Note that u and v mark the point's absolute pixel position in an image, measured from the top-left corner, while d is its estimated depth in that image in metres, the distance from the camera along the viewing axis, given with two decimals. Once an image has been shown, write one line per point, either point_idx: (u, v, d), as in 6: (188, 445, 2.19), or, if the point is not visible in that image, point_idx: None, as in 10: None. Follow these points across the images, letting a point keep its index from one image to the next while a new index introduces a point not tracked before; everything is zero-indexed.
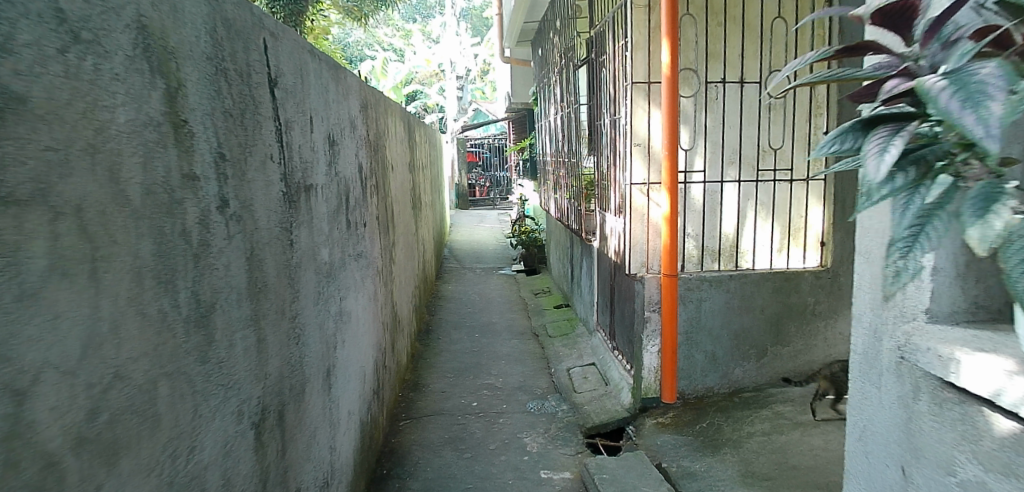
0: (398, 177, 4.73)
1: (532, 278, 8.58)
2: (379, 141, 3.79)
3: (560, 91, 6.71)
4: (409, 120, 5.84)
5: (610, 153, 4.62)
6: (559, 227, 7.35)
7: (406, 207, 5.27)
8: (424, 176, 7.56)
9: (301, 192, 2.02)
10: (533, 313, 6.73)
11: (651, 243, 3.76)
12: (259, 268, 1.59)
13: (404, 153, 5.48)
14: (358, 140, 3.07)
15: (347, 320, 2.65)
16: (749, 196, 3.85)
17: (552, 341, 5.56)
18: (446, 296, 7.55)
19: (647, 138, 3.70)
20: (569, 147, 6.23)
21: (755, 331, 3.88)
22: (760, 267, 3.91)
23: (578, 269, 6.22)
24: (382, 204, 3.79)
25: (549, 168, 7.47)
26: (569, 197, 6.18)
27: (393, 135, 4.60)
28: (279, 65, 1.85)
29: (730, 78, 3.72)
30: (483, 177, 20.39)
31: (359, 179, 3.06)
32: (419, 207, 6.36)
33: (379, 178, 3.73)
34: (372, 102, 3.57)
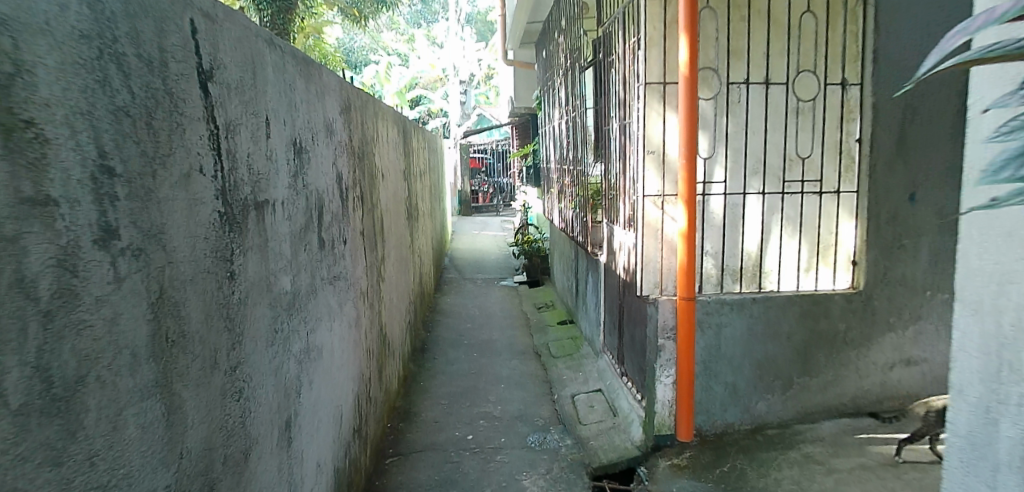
0: (390, 186, 4.37)
1: (535, 290, 8.20)
2: (365, 147, 3.43)
3: (565, 95, 6.35)
4: (404, 124, 5.50)
5: (619, 161, 4.25)
6: (564, 239, 6.98)
7: (399, 218, 4.91)
8: (422, 184, 7.21)
9: (250, 211, 1.66)
10: (536, 330, 6.36)
11: (665, 262, 3.38)
12: (175, 314, 1.23)
13: (399, 159, 5.13)
14: (336, 146, 2.72)
15: (318, 356, 2.29)
16: (774, 210, 3.48)
17: (555, 363, 5.18)
18: (444, 309, 7.18)
19: (662, 144, 3.33)
20: (575, 154, 5.87)
21: (781, 360, 3.50)
22: (785, 289, 3.53)
23: (583, 284, 5.84)
24: (368, 217, 3.43)
25: (553, 176, 7.11)
26: (574, 207, 5.82)
27: (385, 140, 4.24)
28: (217, 55, 1.50)
29: (754, 78, 3.36)
30: (487, 183, 20.03)
31: (337, 191, 2.70)
32: (414, 217, 6.00)
33: (365, 187, 3.36)
34: (357, 105, 3.22)
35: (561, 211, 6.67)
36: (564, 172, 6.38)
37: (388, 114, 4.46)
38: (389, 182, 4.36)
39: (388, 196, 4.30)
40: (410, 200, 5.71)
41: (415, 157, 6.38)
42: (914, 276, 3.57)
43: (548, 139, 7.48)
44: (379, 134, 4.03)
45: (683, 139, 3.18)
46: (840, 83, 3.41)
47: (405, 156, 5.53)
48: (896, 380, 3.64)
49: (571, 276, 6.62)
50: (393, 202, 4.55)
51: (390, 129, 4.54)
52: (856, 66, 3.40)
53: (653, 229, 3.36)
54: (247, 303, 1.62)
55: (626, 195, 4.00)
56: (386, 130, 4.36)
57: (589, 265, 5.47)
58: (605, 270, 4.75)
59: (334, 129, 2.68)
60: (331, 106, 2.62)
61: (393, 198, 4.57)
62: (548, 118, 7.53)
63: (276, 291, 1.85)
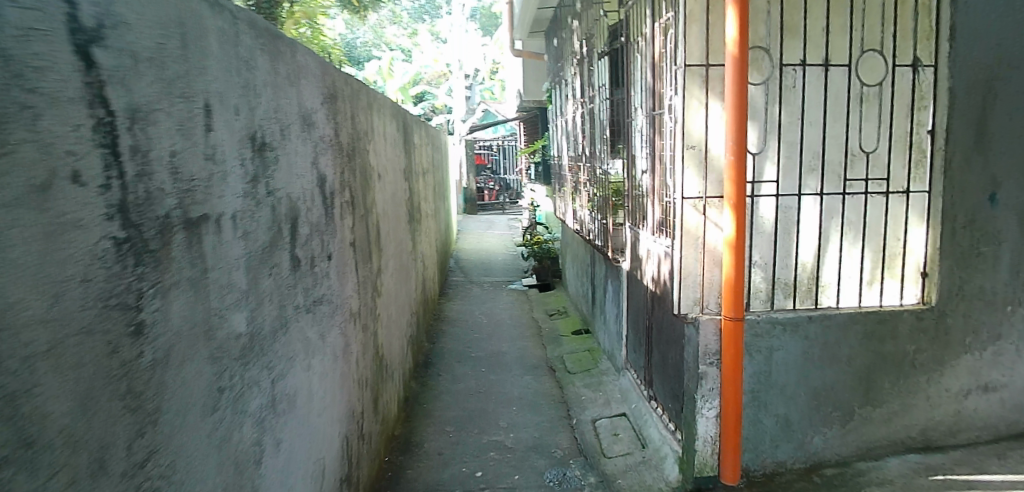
0: (387, 187, 3.89)
1: (546, 295, 7.73)
2: (356, 143, 2.95)
3: (580, 85, 5.85)
4: (405, 118, 5.02)
5: (647, 157, 3.76)
6: (578, 241, 6.49)
7: (400, 223, 4.44)
8: (425, 183, 6.71)
9: (177, 230, 1.19)
10: (549, 340, 5.89)
11: (707, 276, 2.90)
12: (15, 414, 0.76)
13: (399, 156, 4.64)
14: (317, 142, 2.24)
15: (292, 406, 1.83)
16: (833, 214, 2.99)
17: (572, 380, 4.72)
18: (449, 317, 6.72)
19: (703, 139, 2.83)
20: (591, 150, 5.38)
21: (839, 389, 3.02)
22: (845, 306, 3.04)
23: (600, 292, 5.35)
24: (361, 224, 2.97)
25: (566, 173, 6.63)
26: (591, 207, 5.33)
27: (381, 136, 3.77)
28: (114, 6, 1.02)
29: (811, 60, 2.86)
30: (493, 180, 19.53)
31: (318, 196, 2.22)
32: (416, 220, 5.52)
33: (356, 190, 2.89)
34: (345, 93, 2.74)
35: (576, 212, 6.18)
36: (578, 168, 5.89)
37: (385, 106, 3.97)
38: (387, 184, 3.89)
39: (386, 198, 3.82)
40: (412, 200, 5.24)
41: (417, 153, 5.89)
42: (993, 289, 3.07)
43: (560, 133, 6.98)
44: (374, 128, 3.54)
45: (730, 132, 2.69)
46: (911, 64, 2.90)
47: (406, 153, 5.04)
48: (971, 409, 3.14)
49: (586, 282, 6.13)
50: (392, 205, 4.07)
51: (388, 123, 4.06)
52: (930, 45, 2.90)
53: (692, 237, 2.88)
54: (172, 362, 1.15)
55: (657, 196, 3.51)
56: (383, 123, 3.88)
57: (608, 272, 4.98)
58: (629, 279, 4.26)
59: (314, 121, 2.20)
60: (309, 93, 2.14)
61: (392, 200, 4.09)
62: (560, 111, 7.02)
63: (223, 335, 1.38)
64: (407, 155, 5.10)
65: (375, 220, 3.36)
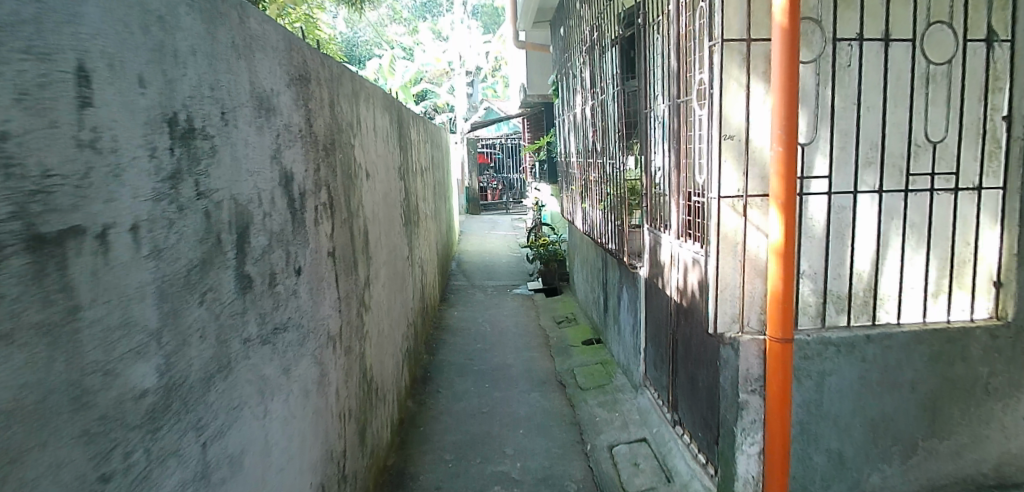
0: (378, 187, 3.49)
1: (553, 300, 7.31)
2: (338, 136, 2.54)
3: (589, 76, 5.44)
4: (400, 111, 4.62)
5: (670, 151, 3.34)
6: (587, 243, 6.09)
7: (395, 227, 4.04)
8: (424, 182, 6.31)
9: (13, 253, 0.77)
10: (558, 351, 5.47)
11: (748, 288, 2.48)
12: None
13: (394, 152, 4.23)
14: (281, 131, 1.82)
15: (239, 469, 1.41)
16: (894, 216, 2.56)
17: (585, 398, 4.31)
18: (451, 325, 6.30)
19: (744, 128, 2.40)
20: (603, 145, 4.96)
21: (901, 419, 2.59)
22: (907, 323, 2.61)
23: (613, 300, 4.94)
24: (344, 231, 2.56)
25: (574, 171, 6.20)
26: (602, 208, 4.91)
27: (371, 131, 3.37)
28: None
29: (869, 35, 2.43)
30: (496, 180, 19.14)
31: (281, 197, 1.80)
32: (414, 222, 5.11)
33: (337, 190, 2.48)
34: (322, 76, 2.33)
35: (586, 213, 5.77)
36: (589, 166, 5.47)
37: (376, 97, 3.57)
38: (378, 183, 3.48)
39: (377, 200, 3.42)
40: (408, 201, 4.83)
41: (414, 150, 5.49)
42: None
43: (567, 128, 6.58)
44: (362, 121, 3.14)
45: (778, 119, 2.26)
46: (984, 39, 2.47)
47: (401, 150, 4.63)
48: None
49: (596, 288, 5.72)
50: (384, 207, 3.66)
51: (379, 116, 3.64)
52: (1006, 15, 2.47)
53: (731, 243, 2.45)
54: None
55: (685, 196, 3.10)
56: (374, 116, 3.47)
57: (622, 279, 4.57)
58: (649, 287, 3.85)
59: (275, 105, 1.78)
60: (267, 71, 1.72)
61: (384, 202, 3.69)
62: (567, 105, 6.62)
63: (119, 398, 0.96)
64: (402, 152, 4.69)
65: (362, 225, 2.95)
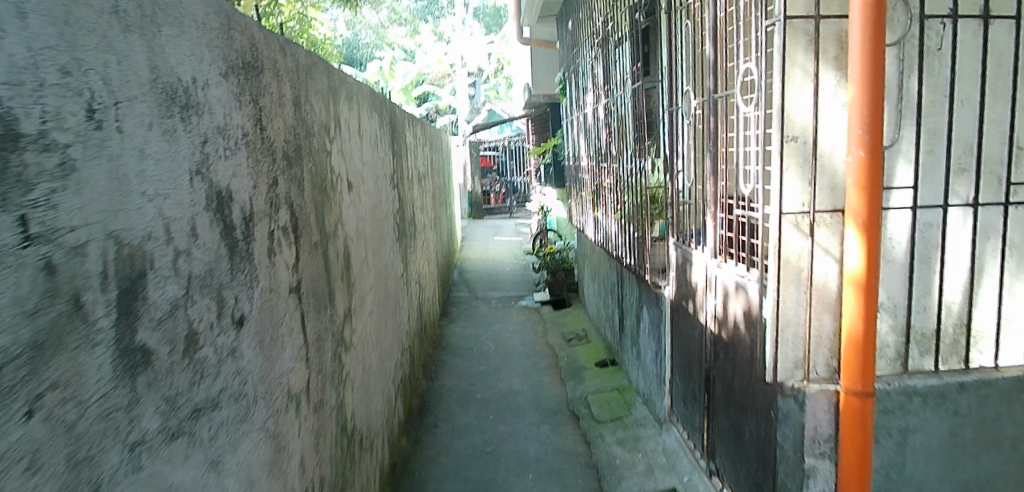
0: (364, 199, 3.01)
1: (562, 314, 6.83)
2: (306, 142, 2.07)
3: (601, 73, 4.96)
4: (393, 113, 4.16)
5: (703, 155, 2.86)
6: (600, 255, 5.60)
7: (386, 243, 3.57)
8: (422, 190, 5.85)
9: None
10: (568, 373, 5.00)
11: (814, 325, 2.00)
12: None
13: (385, 158, 3.76)
14: (210, 135, 1.35)
15: None
16: (992, 234, 2.07)
17: (601, 432, 3.84)
18: (451, 345, 5.83)
19: (811, 128, 1.92)
20: (618, 147, 4.48)
21: (999, 484, 2.10)
22: (1007, 365, 2.12)
23: (630, 319, 4.46)
24: (315, 257, 2.09)
25: (585, 175, 5.72)
26: (618, 217, 4.43)
27: (354, 134, 2.89)
28: None
29: (964, 9, 1.95)
30: (499, 183, 18.67)
31: (210, 226, 1.32)
32: (410, 235, 4.65)
33: (305, 207, 2.01)
34: (281, 66, 1.86)
35: (598, 221, 5.29)
36: (601, 171, 5.00)
37: (361, 96, 3.10)
38: (363, 195, 3.00)
39: (362, 214, 2.94)
40: (404, 212, 4.36)
41: (410, 155, 5.03)
42: None
43: (577, 129, 6.10)
44: (342, 122, 2.66)
45: (858, 116, 1.79)
46: None
47: (394, 155, 4.17)
48: None
49: (610, 305, 5.22)
50: (371, 221, 3.19)
51: (365, 117, 3.17)
52: None
53: (794, 270, 1.98)
54: None
55: (725, 209, 2.62)
56: (358, 118, 3.00)
57: (641, 297, 4.08)
58: (676, 310, 3.37)
59: (199, 101, 1.30)
60: (184, 54, 1.25)
61: (371, 216, 3.21)
62: (576, 105, 6.14)
63: None
64: (396, 157, 4.23)
65: (341, 246, 2.48)
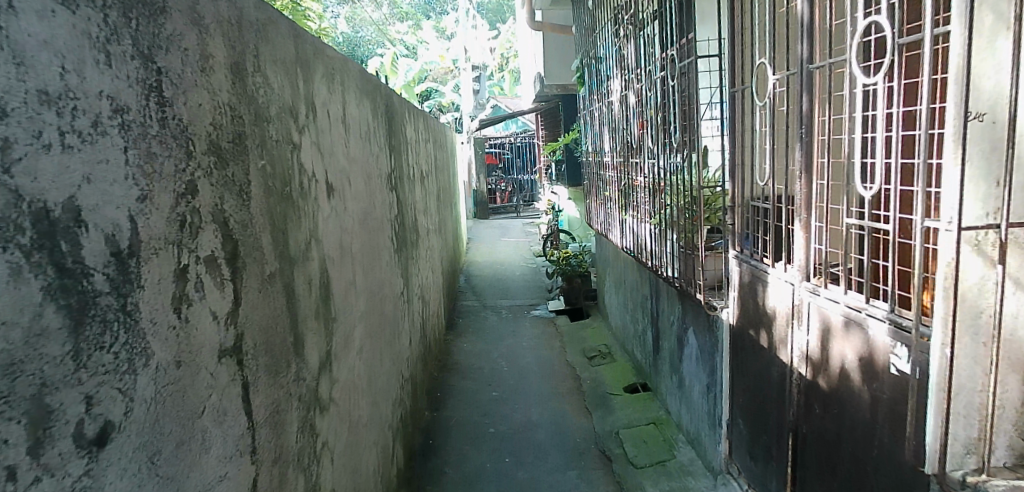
0: (352, 206, 2.40)
1: (581, 326, 6.21)
2: (257, 128, 1.44)
3: (629, 56, 4.34)
4: (390, 102, 3.54)
5: (787, 147, 2.24)
6: (626, 263, 4.98)
7: (382, 259, 2.96)
8: (426, 193, 5.25)
9: None
10: (594, 400, 4.38)
11: (996, 392, 1.38)
12: None
13: (381, 154, 3.15)
14: (33, 104, 0.72)
15: None
16: None
17: (641, 481, 3.22)
18: (459, 364, 5.21)
19: (1007, 100, 1.29)
20: (653, 140, 3.86)
21: None
22: None
23: (668, 342, 3.85)
24: (273, 293, 1.47)
25: (609, 172, 5.09)
26: (655, 221, 3.80)
27: (338, 124, 2.27)
28: None
29: None
30: (504, 181, 17.98)
31: (11, 276, 0.68)
32: (411, 244, 4.04)
33: (257, 223, 1.40)
34: (212, 13, 1.24)
35: (626, 225, 4.68)
36: (631, 168, 4.39)
37: (348, 77, 2.49)
38: (351, 201, 2.39)
39: (349, 225, 2.33)
40: (403, 218, 3.75)
41: (412, 153, 4.43)
42: None
43: (598, 122, 5.49)
44: (320, 106, 2.04)
45: None
46: None
47: (393, 153, 3.57)
48: None
49: (640, 320, 4.61)
50: (363, 232, 2.56)
51: (354, 103, 2.56)
52: None
53: (972, 313, 1.36)
54: None
55: (826, 217, 2.00)
56: (344, 103, 2.38)
57: (686, 317, 3.47)
58: (739, 340, 2.75)
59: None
60: None
61: (364, 227, 2.60)
62: (597, 95, 5.53)
63: None
64: (395, 155, 3.63)
65: (318, 270, 1.87)
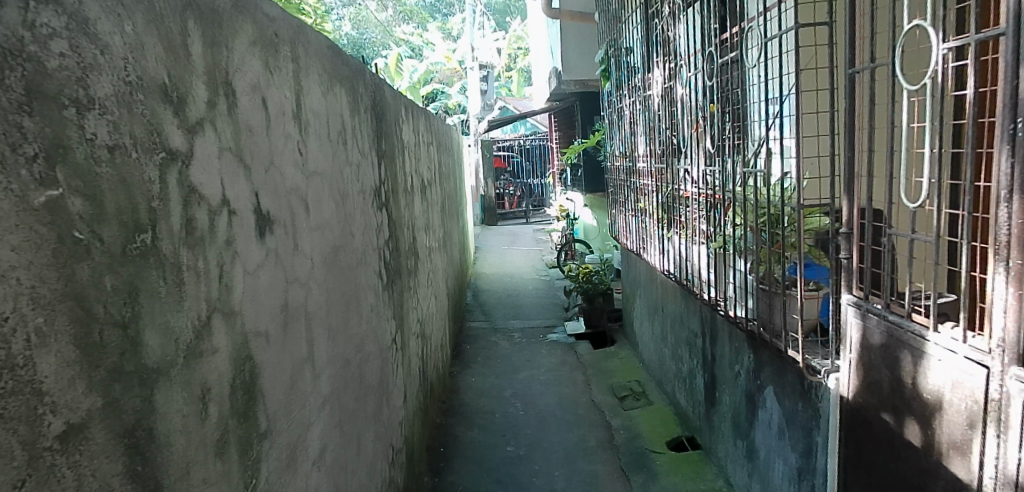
0: (313, 243, 1.64)
1: (606, 356, 5.43)
2: (46, 117, 0.69)
3: (672, 41, 3.54)
4: (378, 98, 2.79)
5: (967, 154, 1.45)
6: (666, 288, 4.19)
7: (363, 305, 2.21)
8: (428, 206, 4.49)
9: None
10: (630, 459, 3.60)
11: None
12: None
13: (365, 164, 2.39)
14: None
15: None
16: None
17: None
18: (466, 406, 4.45)
19: None
20: (709, 142, 3.08)
21: None
22: None
23: (730, 397, 3.07)
24: (87, 462, 0.71)
25: (645, 180, 4.32)
26: (714, 244, 3.02)
27: (290, 121, 1.52)
28: None
29: None
30: (513, 185, 17.15)
31: None
32: (408, 274, 3.28)
33: (28, 326, 0.64)
34: None
35: (671, 245, 3.90)
36: (677, 177, 3.60)
37: (309, 55, 1.73)
38: (311, 235, 1.63)
39: (306, 272, 1.56)
40: (397, 243, 3.00)
41: (410, 160, 3.67)
42: None
43: (630, 122, 4.69)
44: (250, 92, 1.28)
45: None
46: None
47: (383, 161, 2.81)
48: None
49: (686, 361, 3.83)
50: (331, 277, 1.80)
51: (320, 93, 1.81)
52: None
53: None
54: None
55: None
56: (301, 91, 1.62)
57: (761, 373, 2.69)
58: (861, 422, 1.97)
59: None
60: None
61: (334, 269, 1.84)
62: (628, 90, 4.74)
63: None
64: (386, 166, 2.88)
65: (236, 368, 1.11)
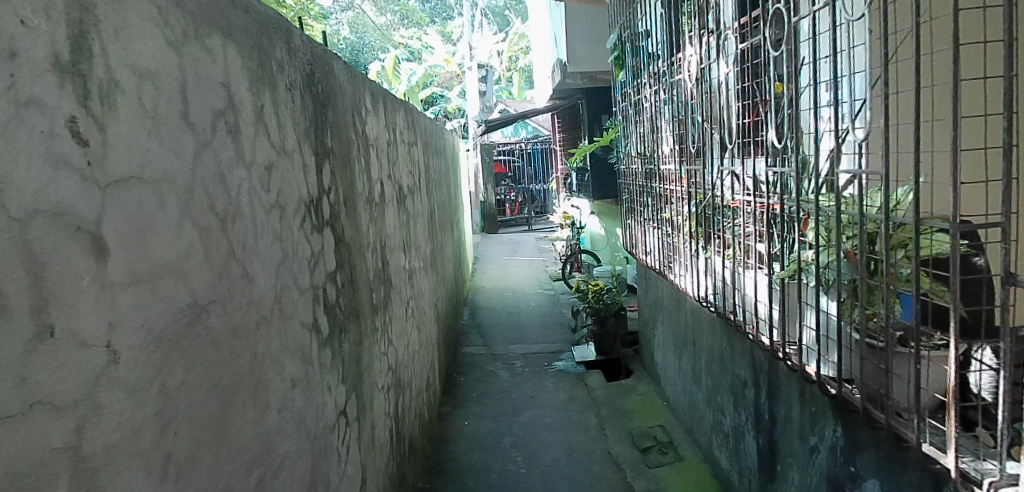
0: (129, 313, 0.88)
1: (623, 391, 4.67)
2: None
3: (712, 8, 2.78)
4: (322, 79, 2.04)
5: None
6: (702, 319, 3.41)
7: (277, 383, 1.44)
8: (409, 220, 3.75)
9: None
10: None
11: None
12: None
13: (289, 167, 1.63)
14: None
15: None
16: None
17: None
18: (457, 460, 3.69)
19: None
20: (768, 135, 2.32)
21: None
22: None
23: (802, 477, 2.31)
24: None
25: (673, 186, 3.56)
26: (780, 273, 2.26)
27: (47, 79, 0.76)
28: None
29: None
30: (514, 191, 16.42)
31: None
32: (374, 312, 2.52)
33: None
34: None
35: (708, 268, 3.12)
36: (717, 182, 2.82)
37: None
38: (122, 297, 0.86)
39: (102, 374, 0.81)
40: (354, 275, 2.24)
41: (380, 167, 2.92)
42: None
43: (651, 117, 3.93)
44: None
45: None
46: None
47: (329, 164, 2.04)
48: None
49: (729, 412, 3.07)
50: (187, 364, 1.03)
51: (168, 48, 1.05)
52: None
53: None
54: None
55: None
56: (96, 27, 0.86)
57: (857, 457, 1.92)
58: None
59: None
60: None
61: (198, 345, 1.08)
62: (649, 78, 3.96)
63: None
64: (337, 172, 2.13)
65: None
